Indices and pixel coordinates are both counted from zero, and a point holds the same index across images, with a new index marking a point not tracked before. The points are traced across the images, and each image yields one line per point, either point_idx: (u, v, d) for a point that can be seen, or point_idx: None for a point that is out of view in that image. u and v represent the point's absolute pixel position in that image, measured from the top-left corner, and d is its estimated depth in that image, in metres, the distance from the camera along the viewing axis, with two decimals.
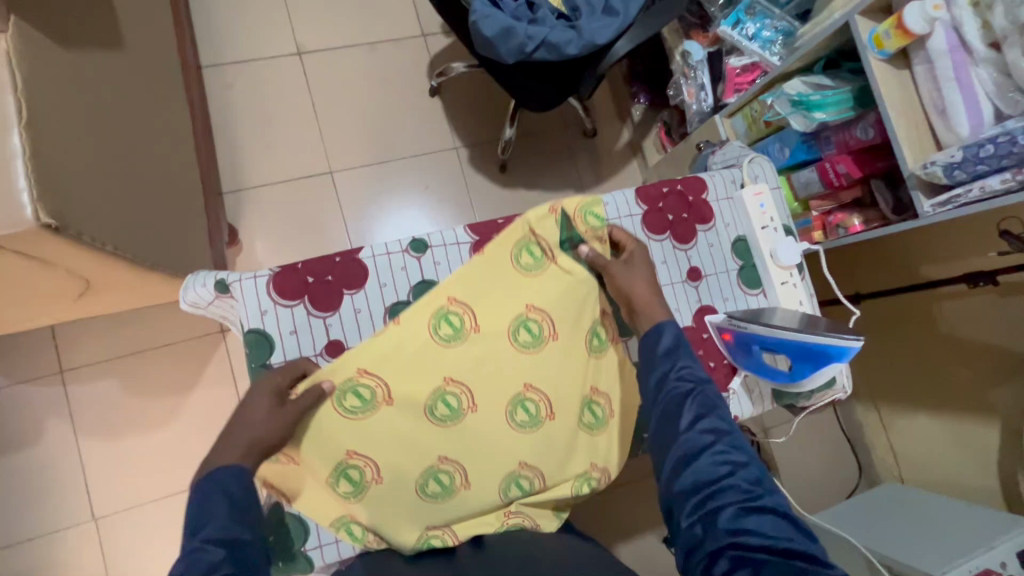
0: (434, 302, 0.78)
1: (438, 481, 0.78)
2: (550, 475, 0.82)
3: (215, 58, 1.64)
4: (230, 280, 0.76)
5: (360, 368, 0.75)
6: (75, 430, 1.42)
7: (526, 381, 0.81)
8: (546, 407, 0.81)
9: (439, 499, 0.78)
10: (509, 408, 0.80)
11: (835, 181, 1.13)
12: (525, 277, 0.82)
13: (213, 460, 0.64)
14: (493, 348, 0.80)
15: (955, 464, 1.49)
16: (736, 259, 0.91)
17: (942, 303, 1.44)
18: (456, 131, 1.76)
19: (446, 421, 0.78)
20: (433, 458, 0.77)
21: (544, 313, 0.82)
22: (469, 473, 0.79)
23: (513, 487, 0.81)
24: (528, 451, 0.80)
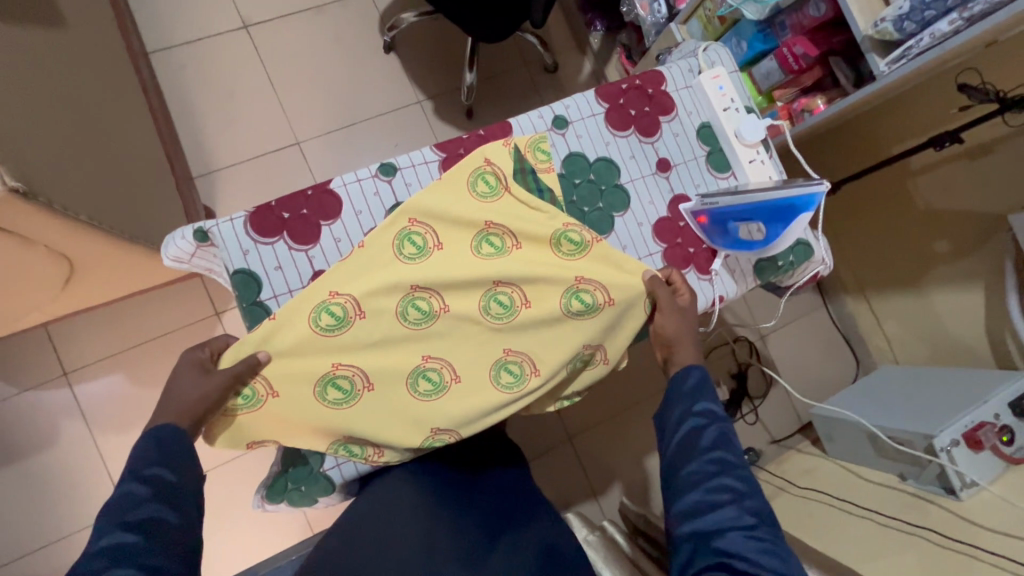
0: (397, 223, 0.79)
1: (427, 379, 0.79)
2: (540, 358, 0.83)
3: (161, 42, 1.60)
4: (208, 227, 0.77)
5: (329, 291, 0.76)
6: (89, 428, 1.44)
7: (495, 278, 0.81)
8: (519, 297, 0.82)
9: (432, 397, 0.79)
10: (482, 302, 0.81)
11: (794, 65, 1.14)
12: (482, 204, 0.82)
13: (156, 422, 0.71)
14: (463, 254, 0.81)
15: (945, 335, 1.55)
16: (702, 145, 0.93)
17: (916, 179, 1.49)
18: (418, 85, 1.75)
19: (420, 324, 0.79)
20: (417, 358, 0.79)
21: (504, 227, 0.82)
22: (456, 366, 0.80)
23: (503, 375, 0.82)
24: (513, 337, 0.82)
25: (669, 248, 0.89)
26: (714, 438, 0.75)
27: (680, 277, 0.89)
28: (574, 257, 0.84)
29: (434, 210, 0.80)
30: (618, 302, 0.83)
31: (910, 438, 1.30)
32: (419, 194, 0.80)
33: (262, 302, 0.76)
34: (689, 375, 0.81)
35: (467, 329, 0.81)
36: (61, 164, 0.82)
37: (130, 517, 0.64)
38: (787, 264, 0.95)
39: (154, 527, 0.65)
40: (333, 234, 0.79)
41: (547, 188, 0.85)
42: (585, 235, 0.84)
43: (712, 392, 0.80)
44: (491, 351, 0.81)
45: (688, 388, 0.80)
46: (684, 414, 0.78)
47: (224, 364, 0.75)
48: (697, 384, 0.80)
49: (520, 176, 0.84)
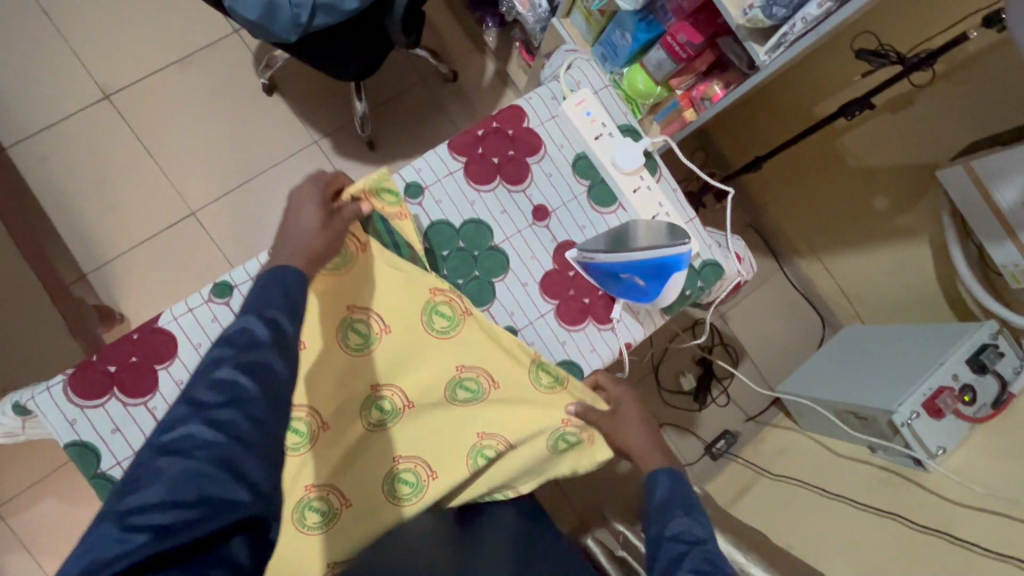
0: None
1: (313, 510, 0.72)
2: (435, 461, 0.76)
3: (17, 134, 1.46)
4: (26, 399, 0.68)
5: None
6: (33, 558, 1.37)
7: (373, 382, 0.75)
8: (400, 398, 0.76)
9: (321, 528, 0.72)
10: (362, 411, 0.75)
11: (681, 53, 1.03)
12: (334, 278, 0.73)
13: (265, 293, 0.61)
14: (333, 362, 0.73)
15: (899, 291, 1.50)
16: (580, 179, 0.83)
17: (843, 136, 1.42)
18: (311, 123, 1.61)
19: (298, 449, 0.71)
20: (298, 490, 0.72)
21: (368, 310, 0.75)
22: (344, 490, 0.73)
23: (400, 487, 0.75)
24: (401, 443, 0.76)
25: (561, 304, 0.81)
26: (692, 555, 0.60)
27: (579, 333, 0.81)
28: (447, 333, 0.76)
29: None
30: (505, 378, 0.77)
31: (872, 415, 1.25)
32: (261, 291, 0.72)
33: (104, 472, 0.67)
34: (655, 485, 0.72)
35: (351, 445, 0.74)
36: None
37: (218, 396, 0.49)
38: (695, 292, 0.86)
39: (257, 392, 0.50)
40: (172, 377, 0.70)
41: (405, 242, 0.77)
42: (456, 305, 0.76)
43: (686, 507, 0.68)
44: (381, 465, 0.75)
45: (661, 505, 0.69)
46: (660, 536, 0.66)
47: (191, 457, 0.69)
48: (669, 499, 0.69)
49: (374, 231, 0.76)
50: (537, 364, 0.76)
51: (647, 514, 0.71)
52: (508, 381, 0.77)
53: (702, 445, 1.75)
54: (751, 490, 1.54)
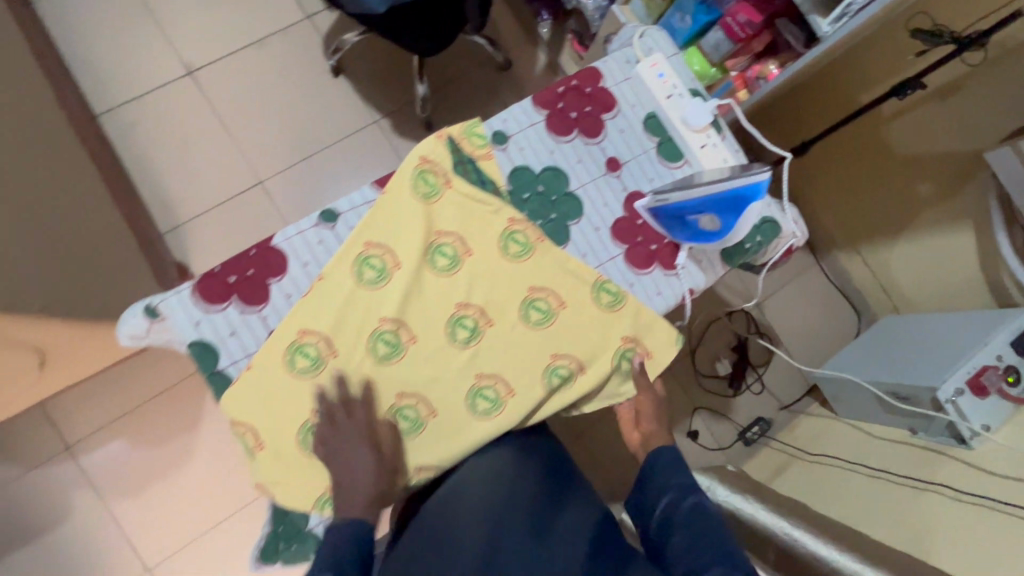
0: (353, 250, 0.78)
1: (404, 417, 0.78)
2: (512, 380, 0.81)
3: (107, 103, 1.58)
4: (156, 303, 0.76)
5: (299, 330, 0.76)
6: (102, 496, 1.46)
7: (457, 301, 0.81)
8: (481, 317, 0.81)
9: (410, 435, 0.78)
10: (447, 329, 0.80)
11: (739, 33, 1.11)
12: (426, 204, 0.81)
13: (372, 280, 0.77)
14: (423, 277, 0.80)
15: (941, 278, 1.53)
16: (651, 136, 0.89)
17: (889, 126, 1.47)
18: (373, 103, 1.72)
19: (390, 358, 0.78)
20: (390, 397, 0.78)
21: (453, 234, 0.82)
22: (430, 400, 0.79)
23: (480, 401, 0.80)
24: (481, 362, 0.81)
25: (630, 248, 0.87)
26: (692, 508, 0.82)
27: (646, 277, 0.87)
28: (521, 258, 0.83)
29: (387, 235, 0.79)
30: (578, 306, 0.84)
31: (916, 392, 1.28)
32: (364, 220, 0.79)
33: (223, 370, 0.75)
34: (661, 453, 0.87)
35: (436, 361, 0.80)
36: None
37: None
38: (754, 246, 0.91)
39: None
40: (283, 290, 0.77)
41: (490, 178, 0.84)
42: (530, 235, 0.83)
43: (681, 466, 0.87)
44: (464, 380, 0.80)
45: (661, 466, 0.87)
46: (660, 490, 0.85)
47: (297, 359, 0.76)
48: (666, 463, 0.87)
49: (460, 168, 0.83)
50: (598, 283, 0.85)
51: (648, 473, 0.87)
52: (579, 309, 0.84)
53: (736, 431, 1.78)
54: (786, 471, 1.56)
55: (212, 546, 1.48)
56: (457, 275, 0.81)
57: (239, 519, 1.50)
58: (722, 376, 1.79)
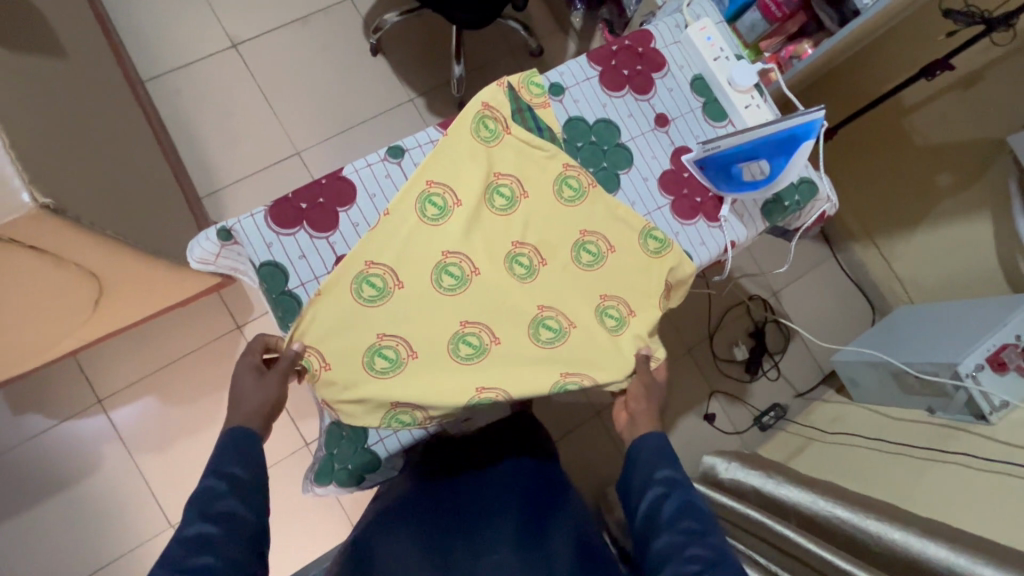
0: (416, 187, 0.81)
1: (467, 343, 0.80)
2: (571, 313, 0.84)
3: (154, 71, 1.64)
4: (230, 226, 0.79)
5: (366, 261, 0.79)
6: (129, 451, 1.48)
7: (514, 240, 0.84)
8: (536, 256, 0.85)
9: (473, 360, 0.80)
10: (507, 266, 0.83)
11: (776, 12, 1.16)
12: (486, 147, 0.84)
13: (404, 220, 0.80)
14: (483, 213, 0.83)
15: (956, 267, 1.56)
16: (697, 96, 0.94)
17: (910, 116, 1.52)
18: (408, 83, 1.77)
19: (455, 290, 0.81)
20: (456, 323, 0.80)
21: (511, 176, 0.85)
22: (493, 328, 0.82)
23: (542, 330, 0.83)
24: (540, 297, 0.84)
25: (676, 200, 0.91)
26: (677, 508, 0.76)
27: (691, 227, 0.91)
28: (575, 202, 0.87)
29: (450, 176, 0.82)
30: (627, 251, 0.87)
31: (935, 370, 1.31)
32: (427, 161, 0.82)
33: (291, 290, 0.78)
34: (643, 444, 0.83)
35: (496, 292, 0.82)
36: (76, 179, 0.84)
37: (211, 511, 0.68)
38: (793, 204, 0.95)
39: (234, 525, 0.68)
40: (350, 219, 0.81)
41: (546, 126, 0.88)
42: (583, 179, 0.87)
43: (669, 459, 0.82)
44: (525, 312, 0.83)
45: (647, 456, 0.82)
46: (646, 481, 0.80)
47: (361, 291, 0.78)
48: (652, 453, 0.82)
49: (518, 115, 0.87)
50: (646, 230, 0.88)
51: (632, 466, 0.83)
52: (627, 252, 0.87)
53: (752, 415, 1.80)
54: (805, 450, 1.58)
55: None
56: (516, 214, 0.84)
57: None
58: (739, 360, 1.81)
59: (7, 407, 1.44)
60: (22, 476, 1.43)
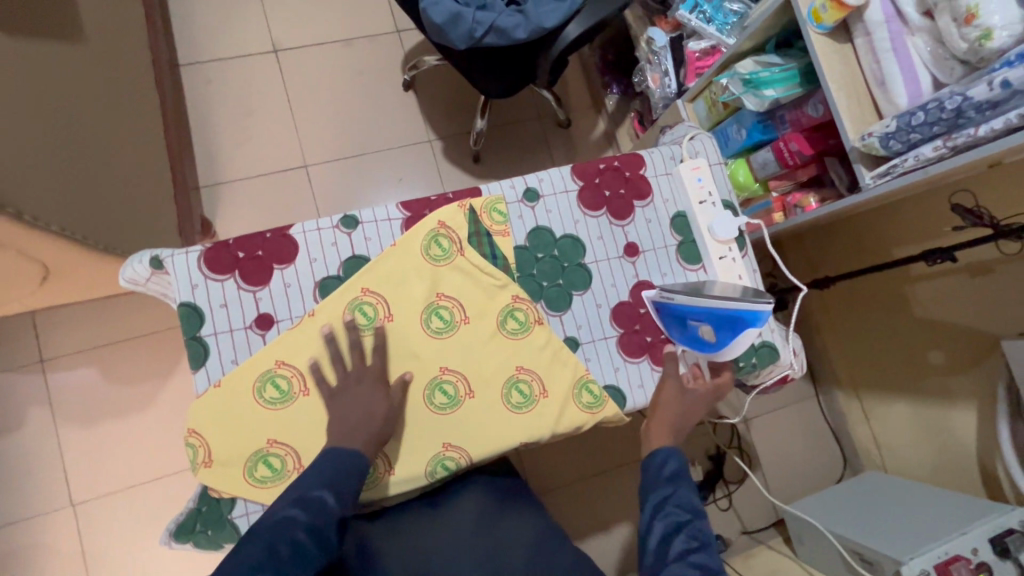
0: (348, 294, 0.79)
1: (361, 468, 0.78)
2: (477, 454, 0.80)
3: (192, 57, 1.68)
4: (164, 256, 0.78)
5: (276, 360, 0.76)
6: (54, 418, 1.46)
7: (441, 365, 0.81)
8: (463, 386, 0.81)
9: (365, 485, 0.78)
10: (426, 392, 0.80)
11: (789, 159, 1.12)
12: (433, 266, 0.82)
13: (326, 321, 0.78)
14: (413, 328, 0.81)
15: (933, 450, 1.48)
16: (674, 234, 0.91)
17: (915, 286, 1.44)
18: (431, 124, 1.79)
19: None
20: None
21: (454, 299, 0.83)
22: (392, 457, 0.78)
23: (440, 468, 0.79)
24: (451, 431, 0.80)
25: (625, 334, 0.87)
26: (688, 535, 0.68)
27: (633, 366, 0.87)
28: (517, 335, 0.84)
29: (385, 288, 0.80)
30: (558, 390, 0.83)
31: (880, 560, 1.23)
32: (369, 266, 0.80)
33: (202, 336, 0.76)
34: (659, 457, 0.76)
35: (408, 417, 0.79)
36: (22, 169, 0.82)
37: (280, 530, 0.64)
38: (747, 366, 0.91)
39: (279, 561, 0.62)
40: (283, 278, 0.79)
41: (502, 254, 0.85)
42: (530, 314, 0.84)
43: (688, 483, 0.74)
44: (429, 446, 0.79)
45: (662, 476, 0.74)
46: (658, 498, 0.72)
47: (264, 392, 0.76)
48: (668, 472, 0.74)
49: (475, 239, 0.84)
50: (582, 381, 0.84)
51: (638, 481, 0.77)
52: (557, 384, 0.83)
53: None
54: None
55: (139, 502, 1.46)
56: (449, 339, 0.82)
57: (177, 480, 1.48)
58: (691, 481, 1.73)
59: None
60: None
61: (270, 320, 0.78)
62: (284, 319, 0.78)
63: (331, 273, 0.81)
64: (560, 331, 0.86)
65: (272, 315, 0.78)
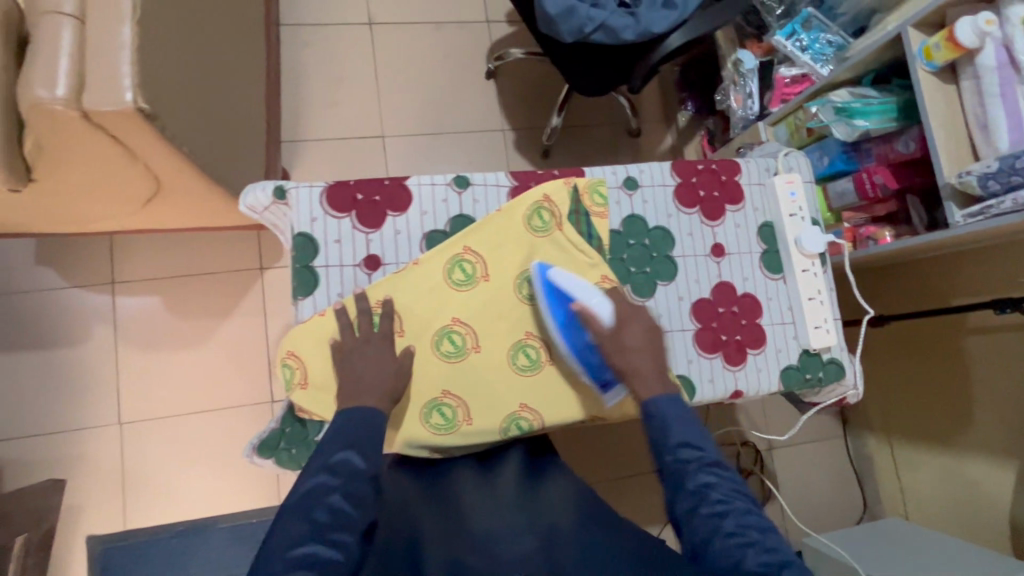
0: (453, 248, 0.83)
1: (441, 414, 0.81)
2: (551, 419, 0.83)
3: (293, 19, 1.76)
4: (288, 187, 0.83)
5: (378, 300, 0.81)
6: (116, 338, 1.52)
7: (528, 329, 0.84)
8: (545, 353, 0.85)
9: (442, 432, 0.81)
10: (511, 352, 0.84)
11: (870, 191, 1.15)
12: (532, 235, 0.86)
13: (429, 270, 0.83)
14: (506, 290, 0.85)
15: (964, 502, 1.48)
16: (761, 243, 0.95)
17: (969, 337, 1.43)
18: (507, 114, 1.84)
19: (450, 356, 0.82)
20: (437, 391, 0.81)
21: (546, 270, 0.86)
22: (471, 408, 0.82)
23: (514, 427, 0.82)
24: (530, 393, 0.83)
25: (702, 329, 0.90)
26: (698, 487, 0.64)
27: (706, 360, 0.90)
28: None
29: (487, 249, 0.85)
30: None
31: None
32: (475, 226, 0.85)
33: (314, 266, 0.81)
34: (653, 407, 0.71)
35: (493, 374, 0.83)
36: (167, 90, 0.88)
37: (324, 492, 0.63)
38: (814, 379, 0.93)
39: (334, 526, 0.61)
40: (395, 225, 0.84)
41: (598, 235, 0.89)
42: (616, 296, 0.87)
43: (685, 429, 0.69)
44: (507, 404, 0.83)
45: (659, 428, 0.70)
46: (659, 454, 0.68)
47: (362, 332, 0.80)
48: (666, 420, 0.70)
49: (574, 217, 0.88)
50: None
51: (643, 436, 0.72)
52: None
53: None
54: None
55: (181, 431, 1.51)
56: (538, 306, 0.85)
57: (217, 417, 1.53)
58: None
59: (33, 255, 1.51)
60: (14, 323, 1.49)
61: (377, 262, 0.83)
62: (390, 262, 0.83)
63: (438, 228, 0.86)
64: None
65: (380, 257, 0.83)
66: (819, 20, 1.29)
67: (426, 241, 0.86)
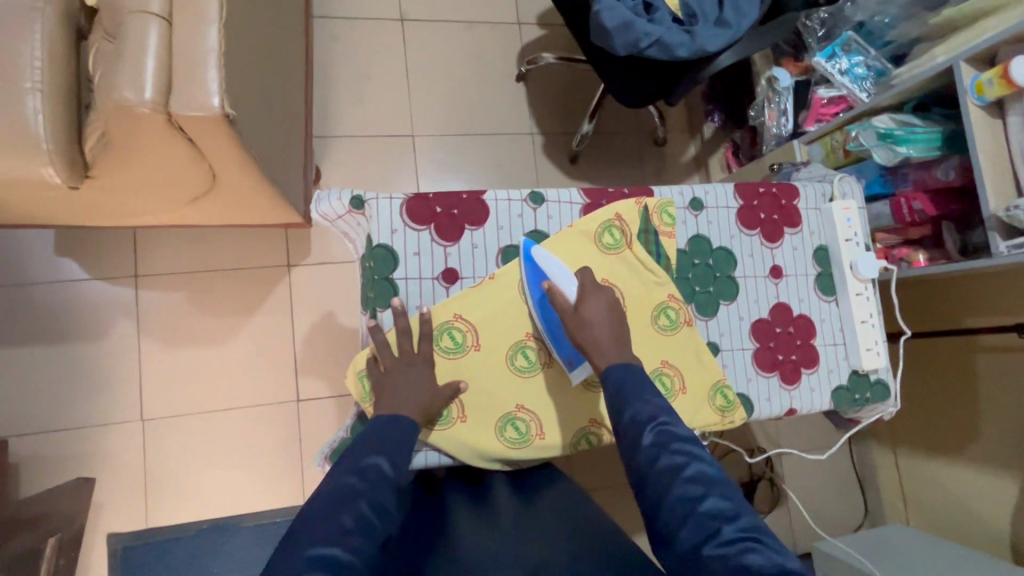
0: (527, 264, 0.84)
1: (514, 427, 0.82)
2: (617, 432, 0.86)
3: (325, 12, 1.73)
4: (366, 197, 0.82)
5: (454, 313, 0.82)
6: (139, 333, 1.49)
7: None
8: None
9: (516, 445, 0.82)
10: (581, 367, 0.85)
11: (906, 216, 1.20)
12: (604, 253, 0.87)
13: (505, 286, 0.83)
14: None
15: (965, 510, 1.55)
16: (815, 265, 0.98)
17: (978, 356, 1.49)
18: (536, 118, 1.84)
19: (524, 371, 0.83)
20: (511, 405, 0.82)
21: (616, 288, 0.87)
22: (544, 422, 0.83)
23: (584, 440, 0.85)
24: (598, 408, 0.85)
25: (760, 348, 0.93)
26: (652, 440, 0.63)
27: (764, 379, 0.92)
28: (669, 332, 0.88)
29: None
30: (697, 390, 0.87)
31: None
32: (549, 242, 0.85)
33: (394, 278, 0.81)
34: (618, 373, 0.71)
35: (564, 389, 0.85)
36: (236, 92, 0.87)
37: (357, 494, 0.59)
38: (862, 399, 0.97)
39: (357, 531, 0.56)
40: (473, 239, 0.85)
41: (666, 254, 0.90)
42: (682, 315, 0.88)
43: (638, 390, 0.68)
44: (577, 418, 0.84)
45: (619, 390, 0.69)
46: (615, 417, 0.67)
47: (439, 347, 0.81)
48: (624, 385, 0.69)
49: (643, 236, 0.90)
50: (718, 385, 0.88)
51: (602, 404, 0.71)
52: (697, 384, 0.88)
53: None
54: None
55: (204, 429, 1.49)
56: None
57: (241, 416, 1.51)
58: None
59: (54, 245, 1.47)
60: (33, 314, 1.44)
61: (455, 275, 0.84)
62: (467, 276, 0.84)
63: (512, 242, 0.87)
64: (704, 334, 0.92)
65: (458, 271, 0.84)
66: (858, 43, 1.31)
67: (501, 255, 0.87)
